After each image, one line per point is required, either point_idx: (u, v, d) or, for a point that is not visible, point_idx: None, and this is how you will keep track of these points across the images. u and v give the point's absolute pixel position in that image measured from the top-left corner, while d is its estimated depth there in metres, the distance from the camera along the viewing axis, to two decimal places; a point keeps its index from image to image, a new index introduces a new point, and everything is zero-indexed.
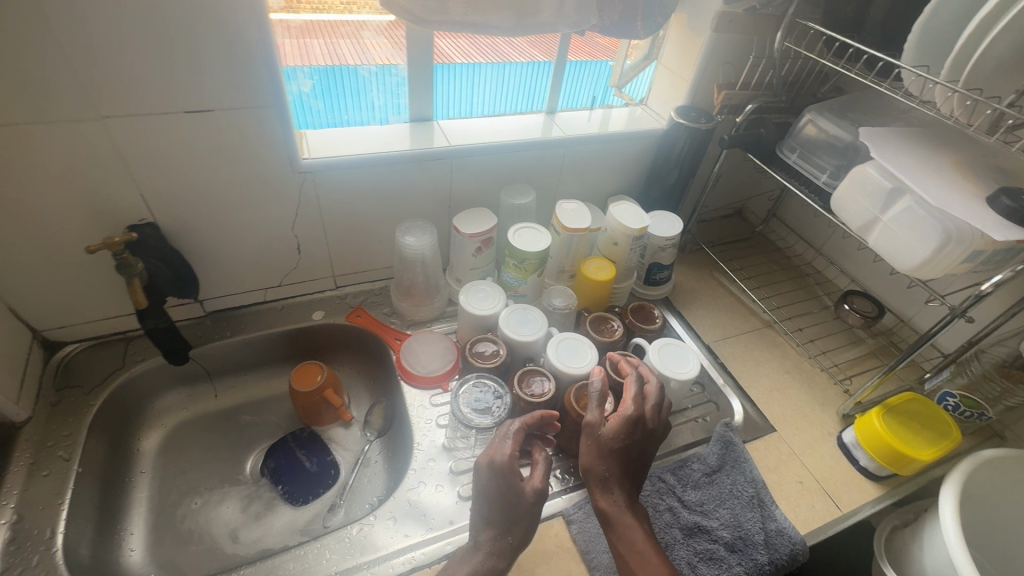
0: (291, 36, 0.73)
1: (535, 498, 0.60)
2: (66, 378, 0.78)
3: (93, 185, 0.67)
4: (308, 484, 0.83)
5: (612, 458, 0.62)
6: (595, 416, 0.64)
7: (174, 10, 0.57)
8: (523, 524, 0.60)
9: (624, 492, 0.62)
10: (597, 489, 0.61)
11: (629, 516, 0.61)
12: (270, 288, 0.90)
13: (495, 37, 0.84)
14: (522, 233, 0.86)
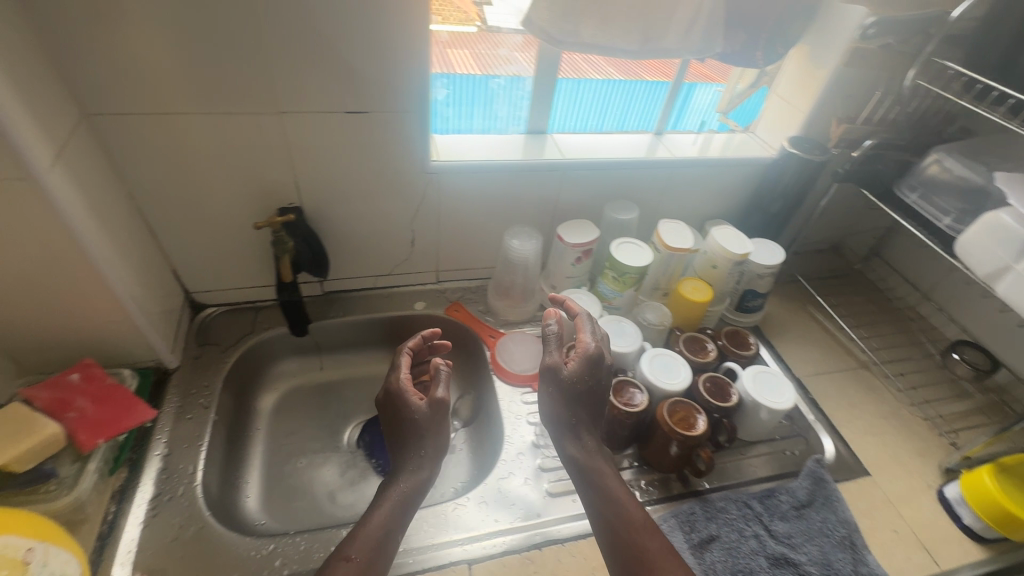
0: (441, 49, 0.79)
1: (435, 410, 0.66)
2: (206, 336, 0.88)
3: (259, 169, 0.76)
4: None
5: (565, 389, 0.68)
6: (556, 359, 0.69)
7: (357, 24, 0.65)
8: (440, 439, 0.66)
9: (578, 427, 0.68)
10: (568, 434, 0.67)
11: (601, 462, 0.66)
12: (381, 276, 0.97)
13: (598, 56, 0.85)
14: (624, 247, 0.89)
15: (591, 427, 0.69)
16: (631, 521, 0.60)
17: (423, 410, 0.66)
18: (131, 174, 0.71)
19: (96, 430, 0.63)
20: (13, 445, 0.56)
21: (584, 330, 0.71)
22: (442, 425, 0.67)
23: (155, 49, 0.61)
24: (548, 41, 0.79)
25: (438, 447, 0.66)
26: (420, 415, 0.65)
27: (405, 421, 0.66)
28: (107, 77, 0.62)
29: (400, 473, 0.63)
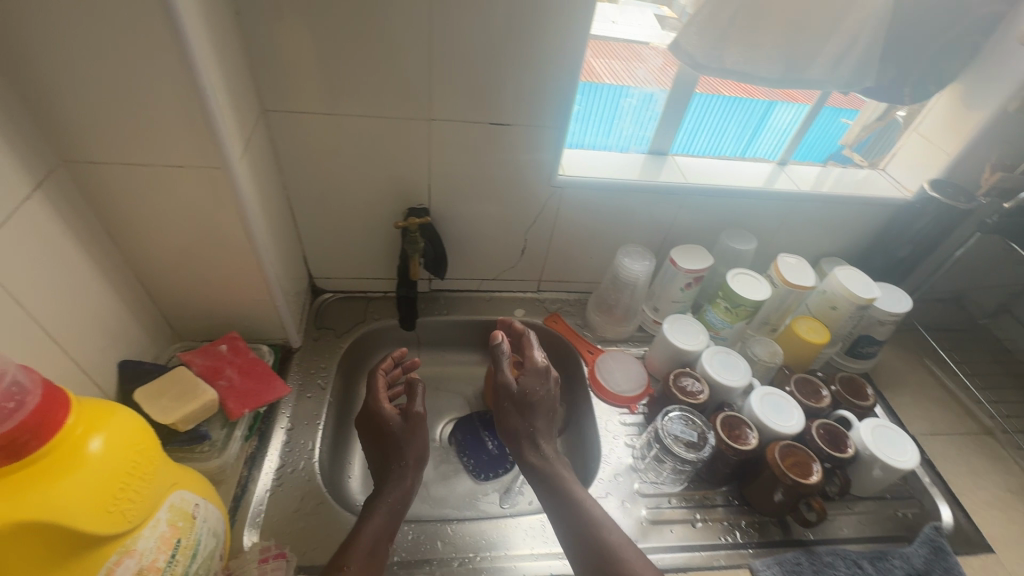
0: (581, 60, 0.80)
1: (409, 423, 0.74)
2: (324, 320, 0.94)
3: (400, 170, 0.80)
4: (489, 463, 0.89)
5: (518, 403, 0.76)
6: (508, 376, 0.77)
7: (519, 42, 0.67)
8: (419, 446, 0.74)
9: (535, 439, 0.75)
10: (526, 445, 0.75)
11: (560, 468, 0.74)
12: (487, 280, 1.00)
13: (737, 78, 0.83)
14: (740, 279, 0.87)
15: (546, 439, 0.76)
16: (591, 522, 0.65)
17: (396, 421, 0.74)
18: (288, 166, 0.77)
19: (242, 399, 0.68)
20: (183, 405, 0.61)
21: (532, 347, 0.79)
22: (419, 437, 0.74)
23: (334, 55, 0.66)
24: (691, 65, 0.78)
25: (418, 452, 0.74)
26: (397, 429, 0.73)
27: (387, 435, 0.73)
28: (288, 78, 0.67)
29: (384, 484, 0.71)
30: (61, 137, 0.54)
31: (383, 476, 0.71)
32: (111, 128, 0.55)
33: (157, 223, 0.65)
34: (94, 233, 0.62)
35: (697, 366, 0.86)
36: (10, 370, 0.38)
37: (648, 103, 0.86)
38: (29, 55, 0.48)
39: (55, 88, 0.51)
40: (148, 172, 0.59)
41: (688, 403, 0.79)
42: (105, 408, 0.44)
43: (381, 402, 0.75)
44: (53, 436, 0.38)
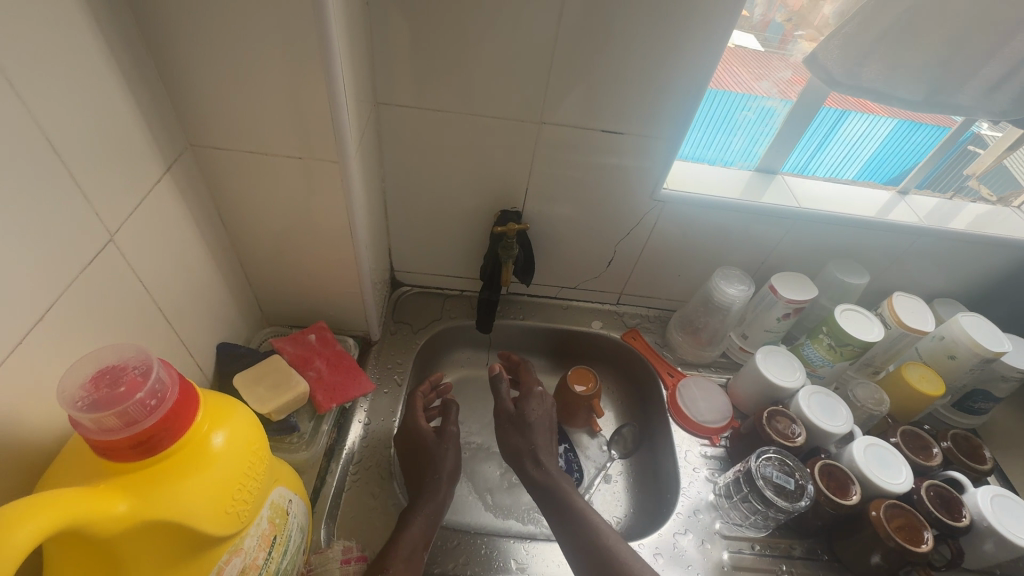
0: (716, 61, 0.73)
1: (441, 438, 0.73)
2: (401, 314, 0.93)
3: (500, 171, 0.77)
4: None
5: (517, 420, 0.80)
6: (507, 402, 0.83)
7: (649, 49, 0.63)
8: (453, 461, 0.71)
9: (537, 454, 0.77)
10: (530, 464, 0.76)
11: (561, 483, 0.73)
12: (566, 287, 0.97)
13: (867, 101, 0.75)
14: (849, 316, 0.80)
15: (548, 456, 0.77)
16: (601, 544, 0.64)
17: (429, 435, 0.73)
18: (390, 159, 0.76)
19: (330, 391, 0.68)
20: (279, 394, 0.62)
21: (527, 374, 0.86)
22: (447, 454, 0.71)
23: (455, 51, 0.64)
24: (824, 80, 0.71)
25: (447, 464, 0.70)
26: (428, 441, 0.72)
27: (422, 451, 0.72)
28: (406, 72, 0.66)
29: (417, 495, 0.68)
30: (193, 121, 0.55)
31: (417, 486, 0.68)
32: (240, 115, 0.55)
33: (267, 210, 0.65)
34: (208, 216, 0.63)
35: (791, 404, 0.80)
36: (152, 364, 0.37)
37: (767, 117, 0.80)
38: (178, 40, 0.48)
39: (196, 73, 0.51)
40: (268, 160, 0.59)
41: (783, 444, 0.74)
42: (225, 404, 0.44)
43: (415, 417, 0.74)
44: (185, 434, 0.38)
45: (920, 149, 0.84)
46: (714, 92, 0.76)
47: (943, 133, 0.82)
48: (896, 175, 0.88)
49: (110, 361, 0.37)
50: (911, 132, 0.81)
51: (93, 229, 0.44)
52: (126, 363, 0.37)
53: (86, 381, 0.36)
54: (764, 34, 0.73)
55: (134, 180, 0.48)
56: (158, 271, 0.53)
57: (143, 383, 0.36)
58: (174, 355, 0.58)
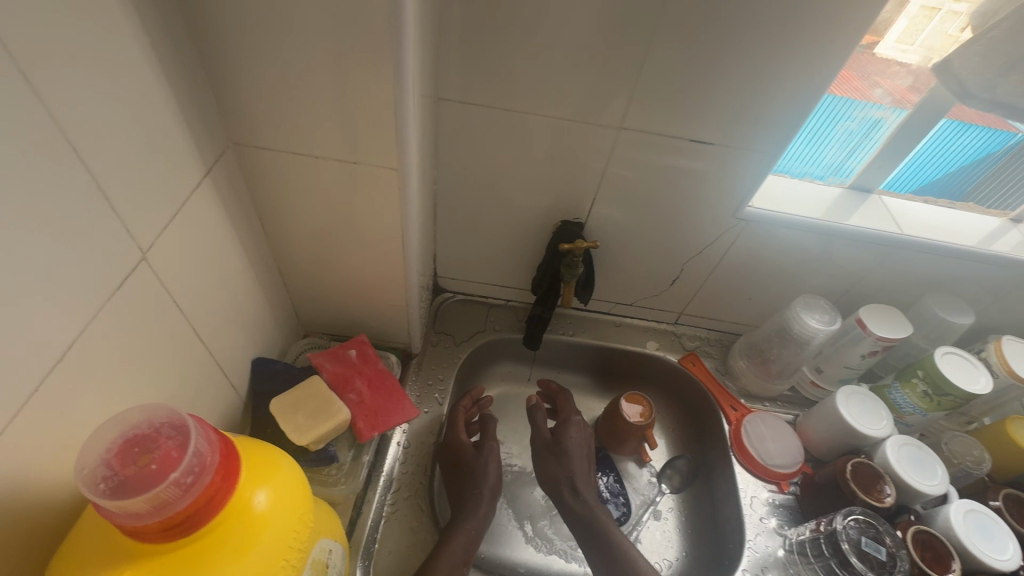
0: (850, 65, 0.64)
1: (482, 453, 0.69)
2: (443, 324, 0.86)
3: (567, 177, 0.70)
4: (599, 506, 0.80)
5: (554, 448, 0.75)
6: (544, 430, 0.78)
7: (758, 50, 0.55)
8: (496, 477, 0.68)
9: (576, 483, 0.71)
10: (567, 495, 0.70)
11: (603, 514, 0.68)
12: (622, 304, 0.89)
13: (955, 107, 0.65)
14: (952, 360, 0.71)
15: (586, 484, 0.72)
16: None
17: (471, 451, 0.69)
18: (446, 160, 0.69)
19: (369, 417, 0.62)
20: (317, 424, 0.55)
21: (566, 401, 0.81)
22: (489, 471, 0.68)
23: (532, 43, 0.56)
24: (955, 92, 0.61)
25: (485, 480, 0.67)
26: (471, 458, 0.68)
27: (463, 465, 0.68)
28: (473, 66, 0.58)
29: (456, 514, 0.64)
30: (237, 118, 0.48)
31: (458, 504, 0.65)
32: (290, 114, 0.48)
33: (312, 216, 0.58)
34: (249, 221, 0.57)
35: (876, 454, 0.72)
36: (187, 430, 0.31)
37: (873, 128, 0.70)
38: (226, 26, 0.41)
39: (244, 65, 0.44)
40: (317, 164, 0.52)
41: (870, 504, 0.66)
42: (269, 457, 0.38)
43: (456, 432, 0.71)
44: (225, 506, 0.32)
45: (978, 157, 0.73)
46: (832, 98, 0.66)
47: (995, 137, 0.70)
48: (949, 186, 0.77)
49: (140, 426, 0.31)
50: (960, 135, 0.70)
51: (123, 247, 0.38)
52: (158, 429, 0.32)
53: (111, 454, 0.30)
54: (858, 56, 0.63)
55: (169, 187, 0.42)
56: (193, 287, 0.48)
57: (177, 457, 0.30)
58: (208, 375, 0.53)
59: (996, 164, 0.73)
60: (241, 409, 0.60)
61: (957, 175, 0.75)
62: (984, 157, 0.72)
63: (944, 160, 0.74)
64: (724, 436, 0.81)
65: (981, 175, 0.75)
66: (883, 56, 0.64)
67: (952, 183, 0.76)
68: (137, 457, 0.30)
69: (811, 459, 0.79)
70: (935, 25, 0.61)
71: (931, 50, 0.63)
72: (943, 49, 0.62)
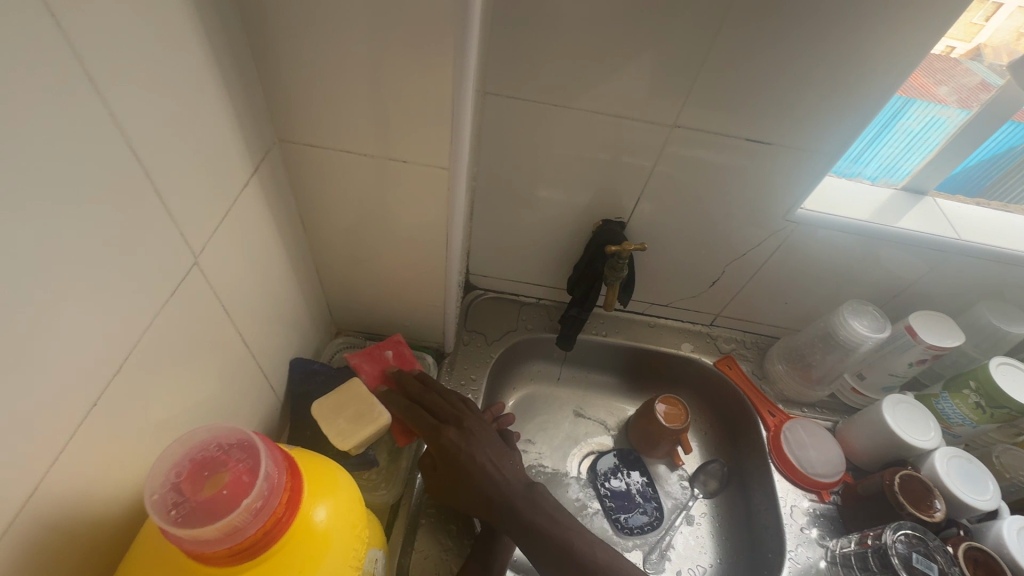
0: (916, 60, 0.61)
1: None
2: (475, 322, 0.85)
3: (612, 176, 0.67)
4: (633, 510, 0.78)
5: None
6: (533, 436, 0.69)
7: (828, 48, 0.52)
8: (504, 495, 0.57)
9: None
10: None
11: None
12: (657, 304, 0.87)
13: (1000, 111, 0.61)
14: (1007, 372, 0.68)
15: None
16: None
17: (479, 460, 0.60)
18: (487, 157, 0.67)
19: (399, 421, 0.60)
20: (360, 429, 0.54)
21: None
22: None
23: (588, 37, 0.54)
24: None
25: None
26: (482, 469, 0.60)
27: None
28: (523, 60, 0.56)
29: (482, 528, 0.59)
30: (285, 114, 0.46)
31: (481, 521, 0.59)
32: (341, 110, 0.46)
33: (354, 215, 0.57)
34: (290, 219, 0.55)
35: (923, 466, 0.70)
36: (255, 453, 0.31)
37: (935, 127, 0.66)
38: (281, 18, 0.39)
39: (297, 59, 0.42)
40: (364, 162, 0.50)
41: (920, 519, 0.64)
42: (326, 471, 0.37)
43: None
44: (292, 528, 0.31)
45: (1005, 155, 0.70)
46: (897, 100, 0.64)
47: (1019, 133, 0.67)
48: (967, 182, 0.74)
49: (209, 449, 0.30)
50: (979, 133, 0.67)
51: (177, 252, 0.36)
52: (226, 452, 0.31)
53: (180, 478, 0.29)
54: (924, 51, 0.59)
55: (220, 188, 0.40)
56: (238, 290, 0.46)
57: (246, 480, 0.29)
58: (250, 378, 0.51)
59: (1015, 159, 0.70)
60: (279, 410, 0.59)
61: (975, 171, 0.72)
62: (1004, 152, 0.69)
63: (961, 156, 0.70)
64: (761, 442, 0.79)
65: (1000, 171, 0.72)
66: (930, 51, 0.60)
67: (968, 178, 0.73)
68: (207, 480, 0.29)
69: (852, 468, 0.77)
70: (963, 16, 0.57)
71: (955, 40, 0.60)
72: (966, 39, 0.60)
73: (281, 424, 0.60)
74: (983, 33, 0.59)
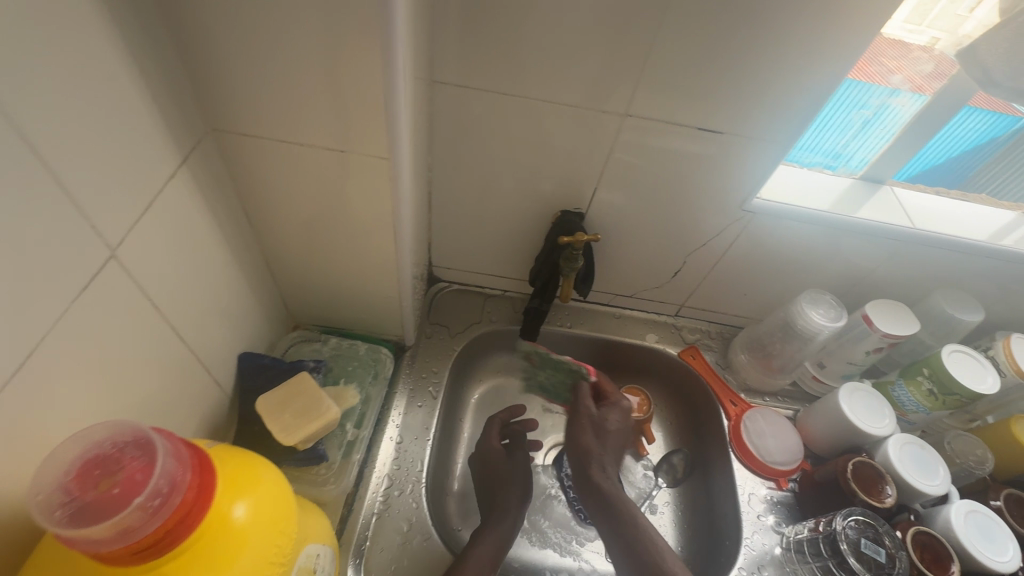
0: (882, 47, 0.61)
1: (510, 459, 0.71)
2: (438, 315, 0.84)
3: (567, 166, 0.67)
4: None
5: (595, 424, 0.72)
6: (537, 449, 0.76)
7: (771, 36, 0.52)
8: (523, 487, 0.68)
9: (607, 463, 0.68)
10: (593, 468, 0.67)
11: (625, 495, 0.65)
12: (622, 295, 0.87)
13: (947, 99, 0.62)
14: (959, 359, 0.69)
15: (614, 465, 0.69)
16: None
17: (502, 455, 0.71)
18: (441, 147, 0.66)
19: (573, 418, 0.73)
20: (306, 423, 0.55)
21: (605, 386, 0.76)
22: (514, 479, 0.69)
23: (532, 25, 0.53)
24: (979, 79, 0.58)
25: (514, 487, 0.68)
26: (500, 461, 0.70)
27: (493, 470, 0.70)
28: (469, 48, 0.55)
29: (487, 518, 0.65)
30: (216, 103, 0.45)
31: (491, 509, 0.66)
32: (274, 97, 0.45)
33: (298, 206, 0.56)
34: (231, 210, 0.54)
35: (877, 453, 0.71)
36: (153, 451, 0.30)
37: (889, 114, 0.66)
38: (201, 2, 0.38)
39: (222, 46, 0.41)
40: (303, 152, 0.50)
41: (870, 505, 0.65)
42: (244, 466, 0.36)
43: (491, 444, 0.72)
44: (202, 521, 0.31)
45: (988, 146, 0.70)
46: (851, 83, 0.63)
47: (1003, 124, 0.67)
48: (945, 173, 0.74)
49: (102, 447, 0.30)
50: (963, 120, 0.66)
51: (91, 245, 0.35)
52: (121, 449, 0.30)
53: (70, 479, 0.29)
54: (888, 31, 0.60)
55: (140, 179, 0.39)
56: (170, 285, 0.45)
57: (141, 479, 0.29)
58: (191, 372, 0.51)
59: (997, 150, 0.70)
60: (227, 408, 0.58)
61: (954, 162, 0.72)
62: (987, 142, 0.69)
63: (944, 146, 0.70)
64: (723, 431, 0.80)
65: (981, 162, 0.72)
66: (895, 38, 0.61)
67: (948, 169, 0.73)
68: (99, 480, 0.29)
69: (811, 456, 0.78)
70: (946, 4, 0.58)
71: (938, 31, 0.60)
72: (950, 29, 0.59)
73: (230, 420, 0.59)
74: (968, 26, 0.59)
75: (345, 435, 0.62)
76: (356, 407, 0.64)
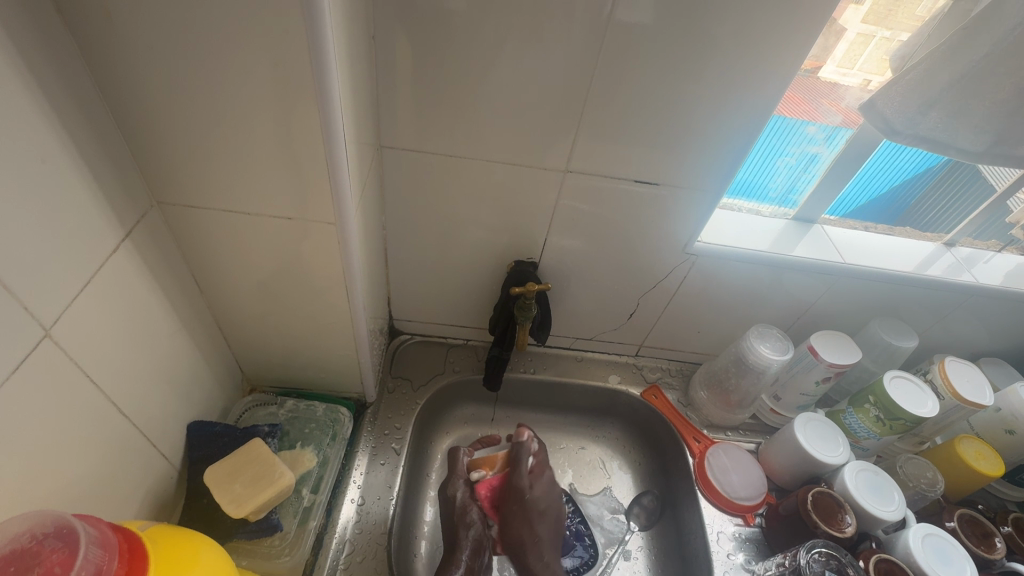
0: (811, 93, 0.65)
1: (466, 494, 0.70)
2: (400, 369, 0.84)
3: (516, 219, 0.70)
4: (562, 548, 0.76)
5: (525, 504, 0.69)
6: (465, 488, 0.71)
7: (687, 97, 0.57)
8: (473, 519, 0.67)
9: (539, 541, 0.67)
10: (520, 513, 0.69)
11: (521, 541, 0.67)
12: (582, 338, 0.89)
13: (860, 145, 0.68)
14: (900, 384, 0.73)
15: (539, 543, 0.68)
16: None
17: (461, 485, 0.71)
18: (394, 206, 0.68)
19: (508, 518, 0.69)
20: (258, 493, 0.56)
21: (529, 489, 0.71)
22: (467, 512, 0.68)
23: (469, 97, 0.58)
24: (881, 129, 0.61)
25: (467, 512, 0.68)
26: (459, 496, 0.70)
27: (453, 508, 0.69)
28: (413, 115, 0.59)
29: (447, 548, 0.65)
30: (164, 179, 0.47)
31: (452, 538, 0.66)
32: (222, 171, 0.47)
33: (249, 273, 0.56)
34: (181, 279, 0.54)
35: (836, 482, 0.72)
36: (76, 540, 0.32)
37: (811, 161, 0.72)
38: (148, 93, 0.41)
39: (167, 127, 0.43)
40: (252, 221, 0.51)
41: (832, 535, 0.66)
42: (185, 546, 0.38)
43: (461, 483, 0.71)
44: None
45: (928, 176, 0.74)
46: (780, 120, 0.66)
47: (932, 154, 0.71)
48: (887, 204, 0.78)
49: (20, 541, 0.31)
50: (898, 152, 0.71)
51: (22, 324, 0.36)
52: (40, 541, 0.31)
53: None
54: (817, 74, 0.63)
55: (75, 258, 0.40)
56: (110, 358, 0.45)
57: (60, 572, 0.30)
58: (133, 445, 0.49)
59: (934, 178, 0.74)
60: (175, 481, 0.57)
61: (897, 190, 0.76)
62: (925, 171, 0.73)
63: (889, 175, 0.74)
64: (688, 469, 0.80)
65: (920, 190, 0.76)
66: (827, 80, 0.64)
67: (892, 197, 0.77)
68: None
69: (776, 488, 0.79)
70: (873, 50, 0.62)
71: (868, 73, 0.64)
72: (878, 72, 0.63)
73: (177, 494, 0.58)
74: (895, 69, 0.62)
75: (301, 501, 0.62)
76: (313, 471, 0.64)
